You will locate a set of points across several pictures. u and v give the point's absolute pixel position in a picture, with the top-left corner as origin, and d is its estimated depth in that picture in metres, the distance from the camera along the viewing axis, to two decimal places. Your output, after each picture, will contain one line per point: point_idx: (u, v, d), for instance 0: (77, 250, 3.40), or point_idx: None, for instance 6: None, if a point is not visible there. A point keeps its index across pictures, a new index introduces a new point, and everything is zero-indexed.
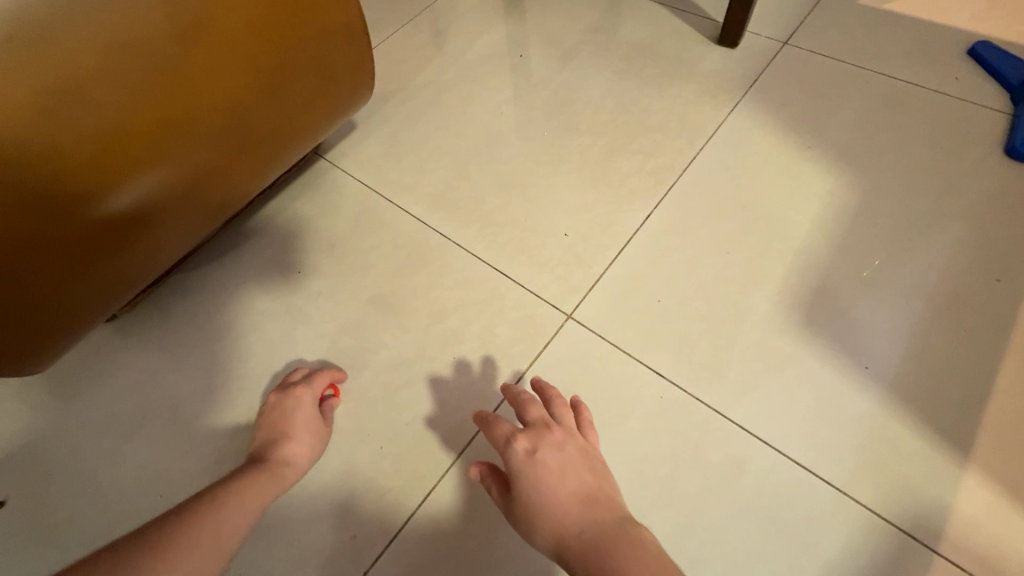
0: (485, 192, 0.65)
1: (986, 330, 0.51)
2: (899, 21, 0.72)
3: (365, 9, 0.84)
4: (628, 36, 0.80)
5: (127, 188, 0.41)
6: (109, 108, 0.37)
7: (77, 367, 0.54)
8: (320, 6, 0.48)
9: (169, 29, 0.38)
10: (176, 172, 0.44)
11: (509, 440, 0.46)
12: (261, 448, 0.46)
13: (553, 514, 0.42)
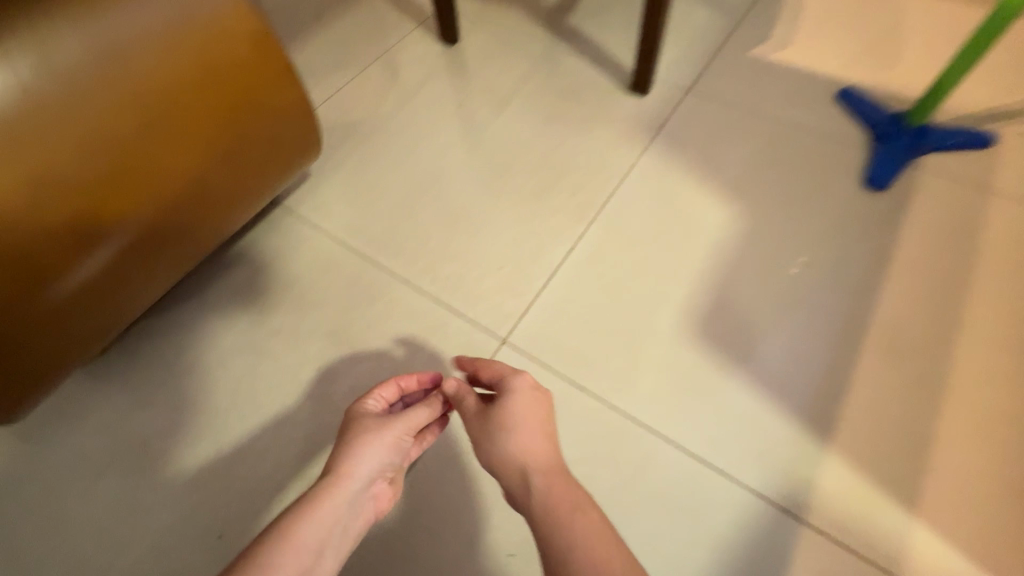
0: (431, 239, 0.76)
1: (848, 330, 0.61)
2: (780, 74, 0.87)
3: (328, 81, 0.97)
4: (556, 90, 0.91)
5: (96, 253, 0.49)
6: (78, 189, 0.46)
7: (52, 413, 0.65)
8: (261, 89, 0.55)
9: (125, 124, 0.47)
10: (141, 235, 0.52)
11: (508, 369, 0.50)
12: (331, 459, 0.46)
13: (529, 429, 0.45)
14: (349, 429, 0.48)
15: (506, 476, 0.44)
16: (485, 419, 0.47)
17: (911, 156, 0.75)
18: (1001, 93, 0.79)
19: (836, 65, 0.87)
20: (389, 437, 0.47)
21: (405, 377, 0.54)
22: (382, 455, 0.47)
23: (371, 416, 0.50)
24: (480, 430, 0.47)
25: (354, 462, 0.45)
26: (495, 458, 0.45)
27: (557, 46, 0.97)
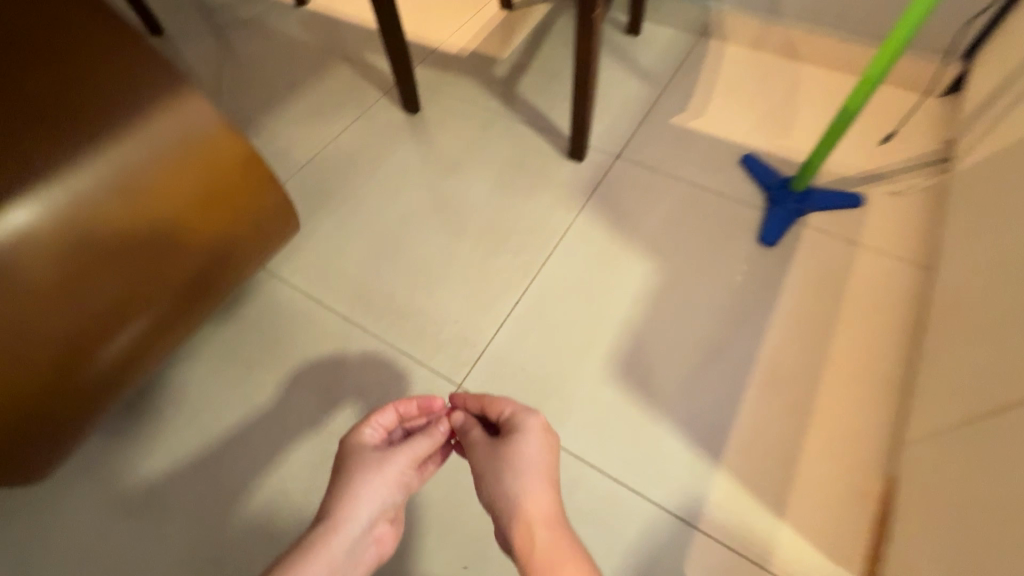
0: (397, 296, 0.88)
1: (738, 367, 0.76)
2: (694, 141, 1.03)
3: (305, 152, 1.09)
4: (505, 156, 1.05)
5: (117, 338, 0.62)
6: (101, 293, 0.59)
7: (72, 465, 0.75)
8: (241, 189, 0.67)
9: (132, 238, 0.59)
10: (153, 319, 0.64)
11: (523, 409, 0.55)
12: (334, 496, 0.51)
13: (534, 475, 0.50)
14: (352, 461, 0.53)
15: (505, 514, 0.49)
16: (496, 456, 0.52)
17: (795, 217, 0.90)
18: (869, 158, 0.95)
19: (740, 132, 1.03)
20: (390, 473, 0.52)
21: (403, 404, 0.58)
22: (385, 494, 0.52)
23: (371, 449, 0.54)
24: (489, 464, 0.52)
25: (357, 503, 0.50)
26: (499, 496, 0.50)
27: (506, 115, 1.11)
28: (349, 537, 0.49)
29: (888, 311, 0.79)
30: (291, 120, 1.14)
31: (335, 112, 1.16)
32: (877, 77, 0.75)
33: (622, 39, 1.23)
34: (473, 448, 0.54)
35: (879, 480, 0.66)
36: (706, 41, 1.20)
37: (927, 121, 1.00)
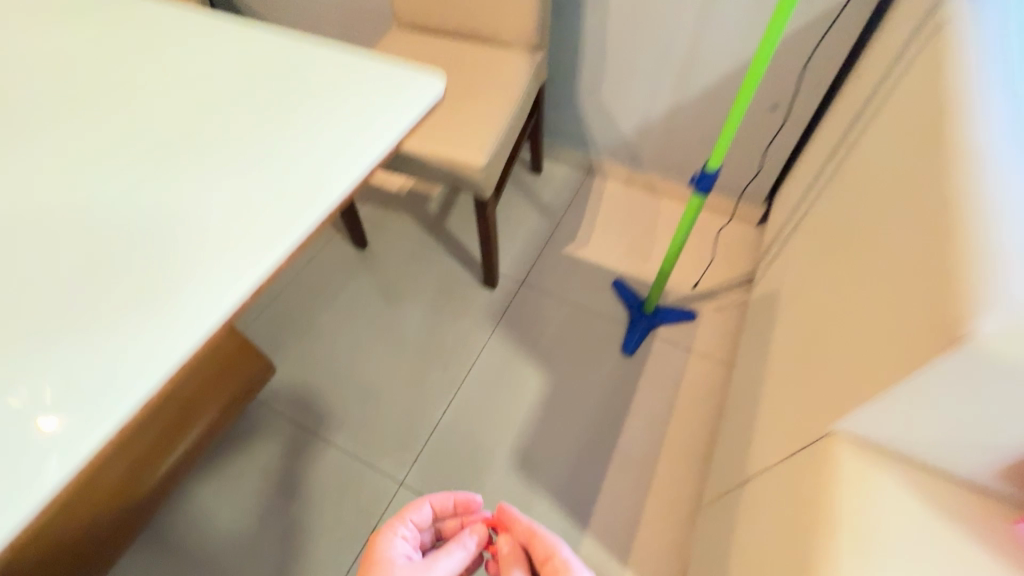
0: (353, 411, 1.16)
1: (601, 455, 1.07)
2: (579, 267, 1.36)
3: (274, 284, 1.36)
4: (436, 283, 1.35)
5: (162, 478, 0.97)
6: (146, 454, 0.94)
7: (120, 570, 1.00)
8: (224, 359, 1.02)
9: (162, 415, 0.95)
10: (184, 458, 0.99)
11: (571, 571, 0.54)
12: None
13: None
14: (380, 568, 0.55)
15: None
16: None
17: (648, 332, 1.23)
18: (702, 281, 1.30)
19: (613, 259, 1.37)
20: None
21: (436, 499, 0.60)
22: None
23: (399, 559, 0.55)
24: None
25: None
26: None
27: (435, 247, 1.41)
28: None
29: (706, 403, 1.13)
30: None
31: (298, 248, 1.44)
32: (675, 255, 1.06)
33: (527, 176, 1.57)
34: None
35: (690, 532, 0.98)
36: (590, 177, 1.56)
37: (744, 247, 1.37)
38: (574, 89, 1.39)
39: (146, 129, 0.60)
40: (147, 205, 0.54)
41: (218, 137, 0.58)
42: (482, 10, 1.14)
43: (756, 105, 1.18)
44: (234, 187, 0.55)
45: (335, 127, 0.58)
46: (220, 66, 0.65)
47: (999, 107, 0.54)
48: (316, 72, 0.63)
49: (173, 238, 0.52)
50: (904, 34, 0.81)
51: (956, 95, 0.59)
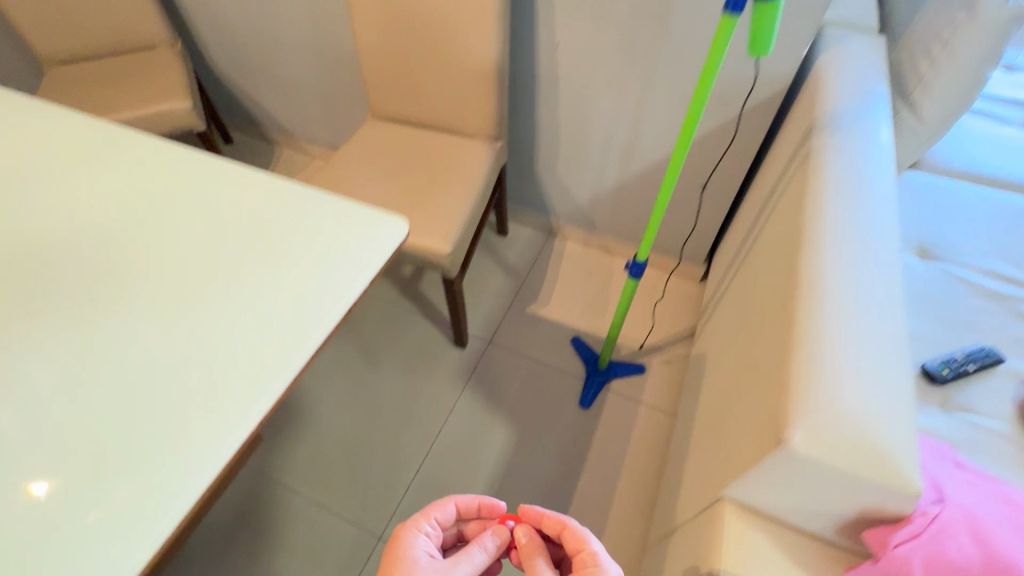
0: (336, 470, 1.26)
1: (560, 504, 1.20)
2: (541, 326, 1.50)
3: None
4: (411, 343, 1.47)
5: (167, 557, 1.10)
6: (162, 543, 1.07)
7: None
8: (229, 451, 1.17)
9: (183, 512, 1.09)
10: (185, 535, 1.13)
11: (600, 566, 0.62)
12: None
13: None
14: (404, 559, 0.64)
15: None
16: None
17: (602, 386, 1.37)
18: (651, 336, 1.46)
19: (572, 317, 1.52)
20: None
21: (457, 501, 0.69)
22: None
23: (422, 553, 0.64)
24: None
25: None
26: None
27: (410, 309, 1.54)
28: None
29: (653, 451, 1.27)
30: None
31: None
32: (620, 321, 1.22)
33: (495, 239, 1.72)
34: None
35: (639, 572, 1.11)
36: (551, 239, 1.72)
37: (687, 303, 1.53)
38: (533, 164, 1.55)
39: (145, 276, 0.69)
40: (152, 357, 0.63)
41: (212, 286, 0.68)
42: (447, 108, 1.30)
43: (688, 185, 1.35)
44: (226, 338, 0.64)
45: (311, 279, 0.68)
46: (208, 213, 0.75)
47: (837, 240, 0.72)
48: (293, 222, 0.73)
49: (174, 392, 0.61)
50: (790, 148, 0.99)
51: (811, 223, 0.77)
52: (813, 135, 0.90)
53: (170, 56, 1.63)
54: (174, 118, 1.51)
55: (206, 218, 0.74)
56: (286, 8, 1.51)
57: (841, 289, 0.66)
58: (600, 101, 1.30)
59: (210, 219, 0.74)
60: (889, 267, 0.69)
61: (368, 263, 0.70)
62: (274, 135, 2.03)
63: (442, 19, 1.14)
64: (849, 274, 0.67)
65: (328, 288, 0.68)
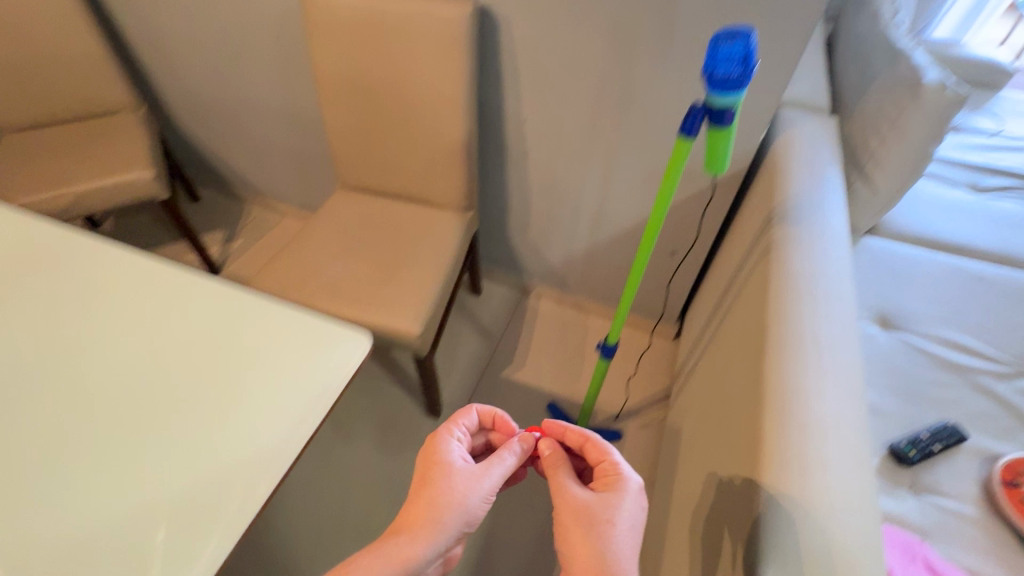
0: (309, 560, 1.23)
1: None
2: (517, 392, 1.49)
3: None
4: (385, 415, 1.45)
5: None
6: None
7: None
8: None
9: None
10: None
11: (624, 477, 0.67)
12: (435, 477, 0.66)
13: (626, 535, 0.62)
14: (439, 465, 0.66)
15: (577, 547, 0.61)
16: (587, 514, 0.63)
17: None
18: (627, 400, 1.45)
19: (548, 380, 1.51)
20: (474, 479, 0.66)
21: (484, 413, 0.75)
22: (483, 488, 0.65)
23: (454, 450, 0.69)
24: (575, 518, 0.63)
25: (470, 488, 0.65)
26: (566, 513, 0.64)
27: (383, 377, 1.52)
28: (448, 517, 0.62)
29: None
30: None
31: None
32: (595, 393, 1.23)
33: (470, 299, 1.71)
34: (553, 475, 0.69)
35: None
36: (526, 297, 1.72)
37: (661, 362, 1.54)
38: (505, 226, 1.56)
39: (90, 406, 0.65)
40: (95, 500, 0.59)
41: (165, 414, 0.65)
42: (415, 180, 1.29)
43: (658, 251, 1.37)
44: (176, 474, 0.60)
45: (268, 406, 0.65)
46: (162, 331, 0.72)
47: (800, 351, 0.75)
48: (250, 340, 0.71)
49: (116, 548, 0.56)
50: (752, 231, 1.03)
51: (776, 326, 0.80)
52: (773, 224, 0.94)
53: (133, 121, 1.60)
54: (136, 188, 1.48)
55: (160, 336, 0.71)
56: (254, 76, 1.51)
57: (813, 406, 0.68)
58: (569, 172, 1.33)
59: (164, 337, 0.71)
60: (852, 376, 0.72)
61: (329, 385, 0.67)
62: (244, 193, 2.00)
63: (410, 100, 1.15)
64: (819, 390, 0.70)
65: (286, 415, 0.64)
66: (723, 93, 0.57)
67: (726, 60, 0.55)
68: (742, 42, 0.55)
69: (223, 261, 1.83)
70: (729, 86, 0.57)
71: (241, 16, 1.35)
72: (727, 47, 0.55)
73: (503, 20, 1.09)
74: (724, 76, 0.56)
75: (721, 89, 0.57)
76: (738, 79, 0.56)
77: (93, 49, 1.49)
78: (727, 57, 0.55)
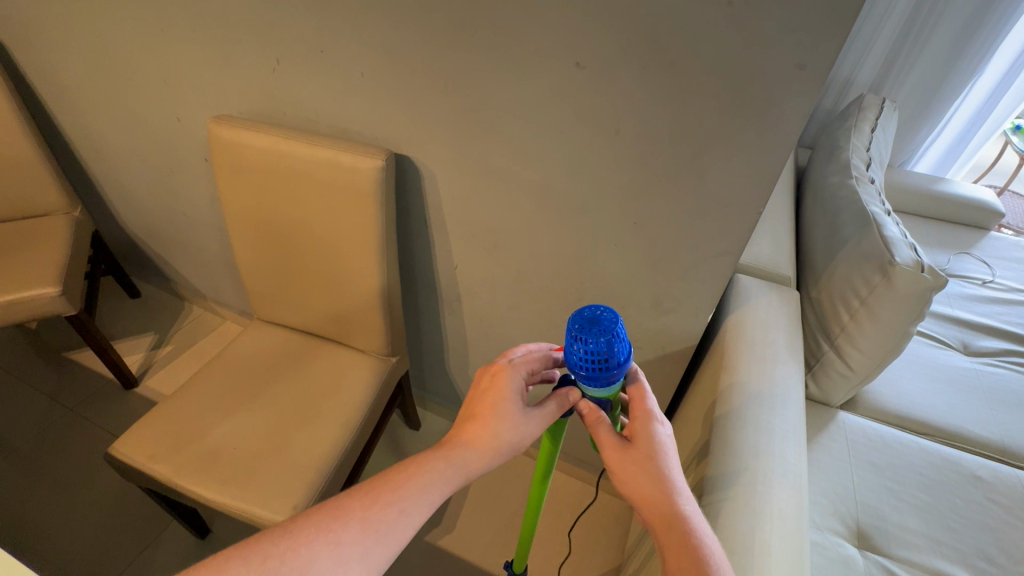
0: None
1: None
2: (441, 563, 1.29)
3: None
4: None
5: None
6: None
7: None
8: None
9: None
10: None
11: (652, 410, 0.61)
12: (489, 408, 0.62)
13: (673, 459, 0.59)
14: (499, 396, 0.62)
15: (621, 482, 0.58)
16: (626, 452, 0.58)
17: None
18: None
19: (476, 548, 1.31)
20: (528, 427, 0.61)
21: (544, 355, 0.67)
22: (529, 433, 0.61)
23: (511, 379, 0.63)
24: (617, 460, 0.58)
25: (517, 430, 0.60)
26: (600, 451, 0.60)
27: None
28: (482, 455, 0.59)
29: None
30: (102, 552, 1.29)
31: (135, 536, 1.32)
32: None
33: (405, 433, 1.55)
34: (596, 429, 0.60)
35: None
36: None
37: (608, 532, 1.36)
38: (443, 363, 1.40)
39: None
40: None
41: None
42: (334, 324, 1.16)
43: None
44: None
45: None
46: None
47: None
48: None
49: None
50: (699, 438, 0.88)
51: None
52: (711, 451, 0.77)
53: (61, 227, 1.51)
54: (38, 307, 1.36)
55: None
56: (188, 190, 1.43)
57: None
58: (505, 322, 1.19)
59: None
60: None
61: None
62: (184, 293, 1.87)
63: (324, 246, 1.04)
64: None
65: None
66: (593, 386, 0.57)
67: (585, 357, 0.55)
68: (601, 339, 0.55)
69: (143, 372, 1.68)
70: (591, 381, 0.57)
71: (173, 136, 1.29)
72: (581, 341, 0.55)
73: (425, 172, 0.98)
74: (594, 372, 0.56)
75: (586, 383, 0.58)
76: (596, 374, 0.56)
77: (23, 156, 1.41)
78: (584, 353, 0.56)
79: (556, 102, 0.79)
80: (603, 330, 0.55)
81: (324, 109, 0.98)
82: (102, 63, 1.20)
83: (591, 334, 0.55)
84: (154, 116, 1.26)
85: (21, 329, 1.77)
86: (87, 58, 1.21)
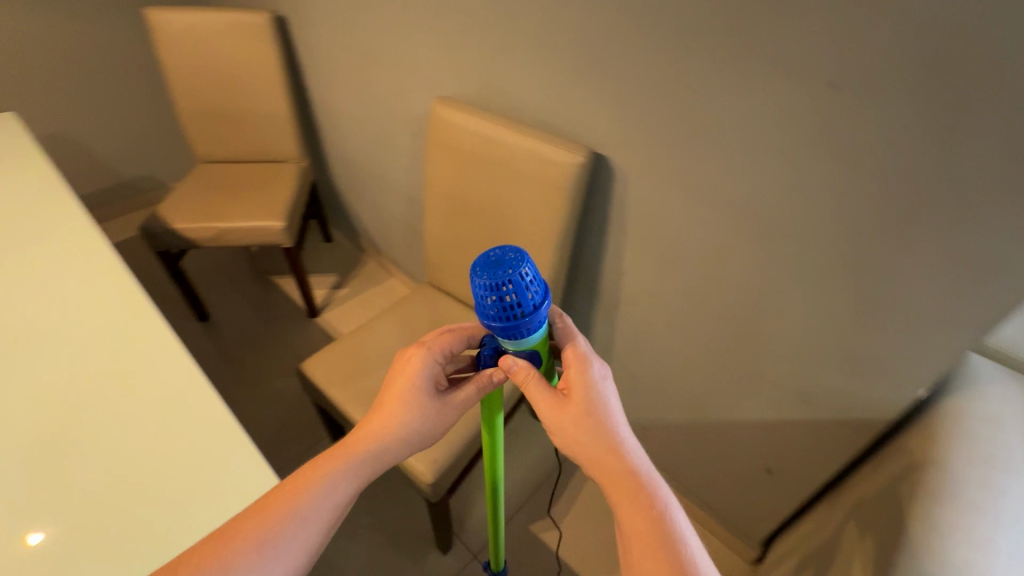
0: None
1: None
2: (541, 553, 1.31)
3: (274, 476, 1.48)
4: (393, 522, 1.37)
5: None
6: None
7: None
8: None
9: None
10: None
11: (584, 356, 0.62)
12: (406, 399, 0.66)
13: (609, 409, 0.60)
14: (412, 387, 0.67)
15: (567, 439, 0.59)
16: (562, 406, 0.60)
17: None
18: None
19: (577, 553, 1.31)
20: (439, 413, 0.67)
21: (455, 339, 0.72)
22: (443, 420, 0.67)
23: (424, 369, 0.68)
24: (555, 416, 0.60)
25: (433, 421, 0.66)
26: (537, 410, 0.61)
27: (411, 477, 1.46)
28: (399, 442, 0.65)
29: None
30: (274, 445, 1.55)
31: (296, 441, 1.56)
32: None
33: None
34: (527, 386, 0.60)
35: None
36: None
37: None
38: None
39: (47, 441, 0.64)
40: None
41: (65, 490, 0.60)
42: None
43: (752, 463, 1.16)
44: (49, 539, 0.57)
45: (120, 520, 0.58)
46: (158, 395, 0.68)
47: None
48: (167, 510, 0.59)
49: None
50: (880, 527, 0.77)
51: None
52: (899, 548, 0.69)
53: (291, 173, 1.82)
54: (266, 236, 1.66)
55: (153, 394, 0.68)
56: (392, 159, 1.62)
57: None
58: (658, 338, 1.15)
59: (154, 402, 0.68)
60: None
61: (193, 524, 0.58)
62: (365, 246, 2.14)
63: (504, 229, 1.11)
64: None
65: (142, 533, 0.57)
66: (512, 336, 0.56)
67: (493, 306, 0.54)
68: (502, 284, 0.52)
69: (324, 305, 1.97)
70: (507, 332, 0.56)
71: (392, 111, 1.46)
72: (485, 291, 0.53)
73: (618, 175, 0.98)
74: (507, 326, 0.55)
75: (501, 334, 0.56)
76: (509, 323, 0.55)
77: (280, 112, 1.73)
78: (491, 302, 0.53)
79: (785, 124, 0.73)
80: (503, 272, 0.53)
81: (534, 101, 1.03)
82: (355, 44, 1.41)
83: (491, 278, 0.53)
84: (382, 90, 1.44)
85: (245, 251, 2.18)
86: (345, 39, 1.43)
